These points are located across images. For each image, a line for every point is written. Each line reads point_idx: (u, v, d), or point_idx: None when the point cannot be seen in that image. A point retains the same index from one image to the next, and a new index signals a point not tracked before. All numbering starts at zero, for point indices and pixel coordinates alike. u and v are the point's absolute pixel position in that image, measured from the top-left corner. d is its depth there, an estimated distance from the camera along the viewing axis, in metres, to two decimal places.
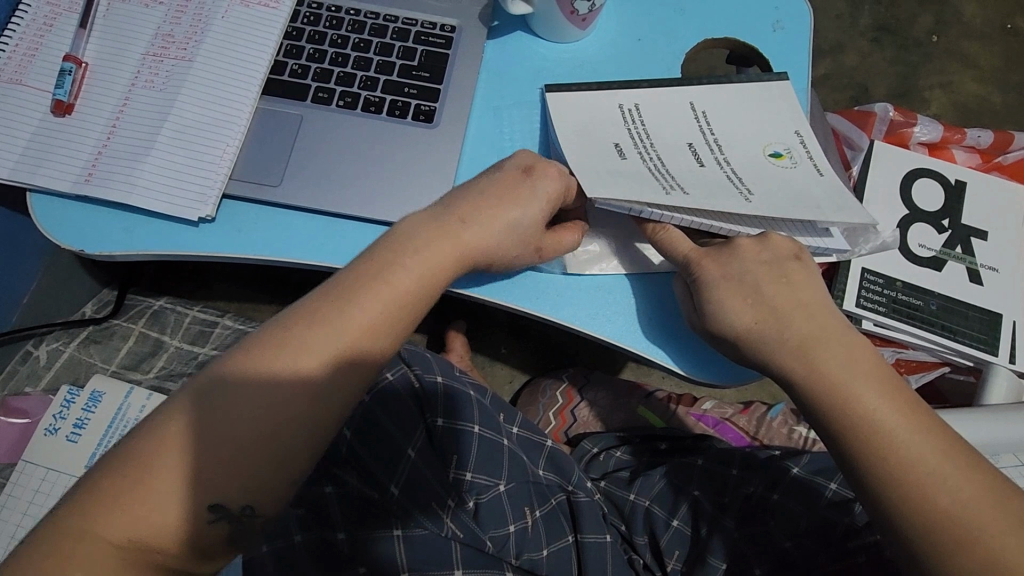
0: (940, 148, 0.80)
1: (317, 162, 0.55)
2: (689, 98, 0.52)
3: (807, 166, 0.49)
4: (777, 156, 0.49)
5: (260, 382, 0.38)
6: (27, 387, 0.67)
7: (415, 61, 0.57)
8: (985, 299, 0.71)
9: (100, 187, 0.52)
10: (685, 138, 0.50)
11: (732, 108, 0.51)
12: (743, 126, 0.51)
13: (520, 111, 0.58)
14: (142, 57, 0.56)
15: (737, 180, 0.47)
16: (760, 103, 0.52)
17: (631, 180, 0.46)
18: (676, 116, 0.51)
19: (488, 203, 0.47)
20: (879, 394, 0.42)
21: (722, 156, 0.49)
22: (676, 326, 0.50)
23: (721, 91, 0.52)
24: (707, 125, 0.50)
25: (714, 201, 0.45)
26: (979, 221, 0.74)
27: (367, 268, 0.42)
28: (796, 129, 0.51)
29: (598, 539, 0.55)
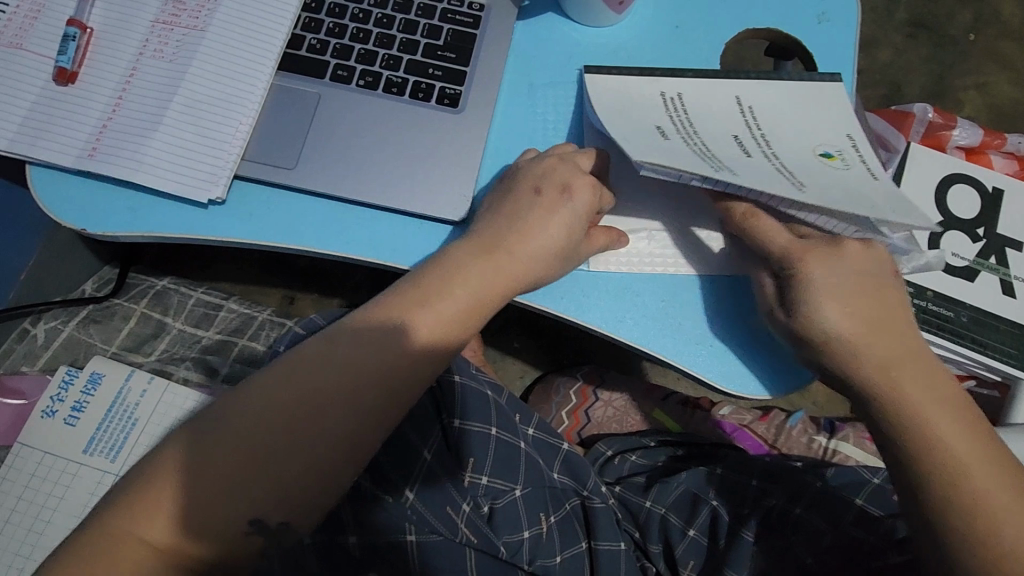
0: (977, 153, 0.77)
1: (338, 145, 0.52)
2: (736, 91, 0.49)
3: (860, 168, 0.45)
4: (828, 157, 0.46)
5: (289, 397, 0.39)
6: (24, 367, 0.65)
7: (440, 41, 0.54)
8: (1018, 312, 0.68)
9: (105, 163, 0.49)
10: (729, 130, 0.48)
11: (782, 103, 0.48)
12: (791, 124, 0.48)
13: (549, 98, 0.55)
14: (152, 25, 0.52)
15: (786, 171, 0.45)
16: (813, 99, 0.48)
17: (678, 157, 0.44)
18: (724, 108, 0.48)
19: (523, 230, 0.46)
20: (953, 426, 0.43)
21: (769, 150, 0.46)
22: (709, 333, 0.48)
23: (771, 85, 0.48)
24: (754, 120, 0.48)
25: (764, 184, 0.43)
26: (1016, 231, 0.71)
27: (402, 296, 0.43)
28: (849, 133, 0.47)
29: (611, 546, 0.53)
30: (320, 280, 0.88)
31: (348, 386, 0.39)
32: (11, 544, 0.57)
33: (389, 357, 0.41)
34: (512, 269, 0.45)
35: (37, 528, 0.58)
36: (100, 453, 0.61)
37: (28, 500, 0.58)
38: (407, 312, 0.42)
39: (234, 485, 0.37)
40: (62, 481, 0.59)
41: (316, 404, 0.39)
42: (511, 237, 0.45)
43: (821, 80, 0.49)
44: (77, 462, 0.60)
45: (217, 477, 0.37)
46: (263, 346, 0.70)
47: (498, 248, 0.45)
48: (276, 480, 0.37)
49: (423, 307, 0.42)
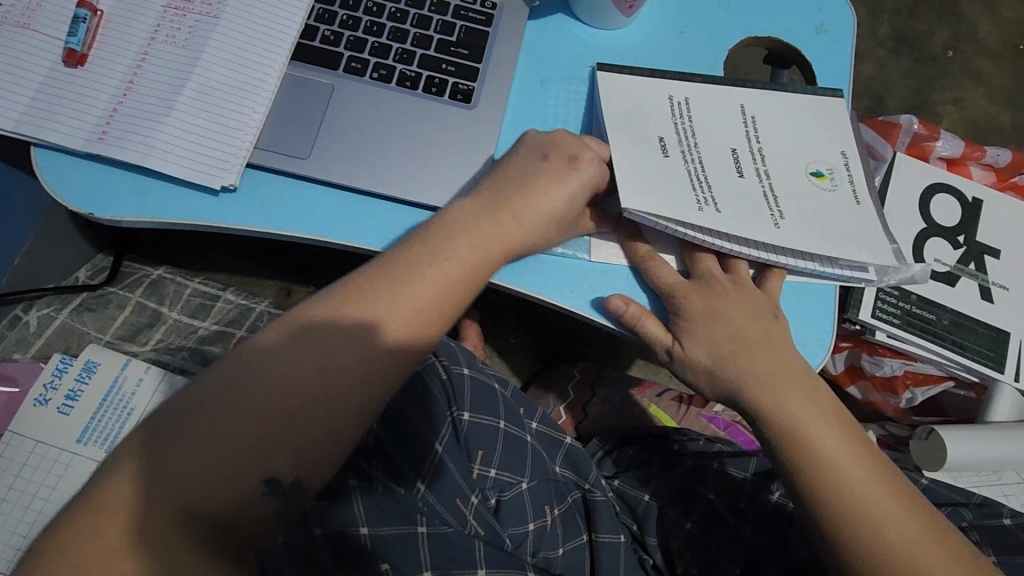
0: (958, 164, 0.80)
1: (347, 144, 0.52)
2: (740, 101, 0.51)
3: (846, 190, 0.49)
4: (819, 176, 0.49)
5: (286, 365, 0.39)
6: (15, 354, 0.63)
7: (453, 37, 0.55)
8: (994, 316, 0.72)
9: (114, 147, 0.48)
10: (730, 142, 0.49)
11: (783, 113, 0.51)
12: (789, 135, 0.50)
13: (558, 95, 0.56)
14: (164, 10, 0.52)
15: (772, 199, 0.47)
16: (815, 113, 0.51)
17: (670, 189, 0.46)
18: (729, 115, 0.50)
19: (521, 198, 0.46)
20: (828, 429, 0.45)
21: (764, 168, 0.48)
22: (717, 329, 0.48)
23: (773, 96, 0.51)
24: (755, 131, 0.50)
25: (744, 224, 0.46)
26: (994, 240, 0.75)
27: (411, 254, 0.43)
28: (843, 150, 0.50)
29: (612, 540, 0.55)
30: (317, 273, 0.87)
31: (347, 348, 0.40)
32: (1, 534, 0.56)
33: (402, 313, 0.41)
34: (517, 230, 0.46)
35: (27, 519, 0.56)
36: (94, 442, 0.59)
37: (20, 489, 0.57)
38: (414, 268, 0.43)
39: (245, 450, 0.37)
40: (55, 471, 0.58)
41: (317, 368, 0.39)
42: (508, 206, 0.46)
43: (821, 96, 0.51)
44: (70, 452, 0.59)
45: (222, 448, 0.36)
46: None
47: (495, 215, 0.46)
48: (281, 445, 0.37)
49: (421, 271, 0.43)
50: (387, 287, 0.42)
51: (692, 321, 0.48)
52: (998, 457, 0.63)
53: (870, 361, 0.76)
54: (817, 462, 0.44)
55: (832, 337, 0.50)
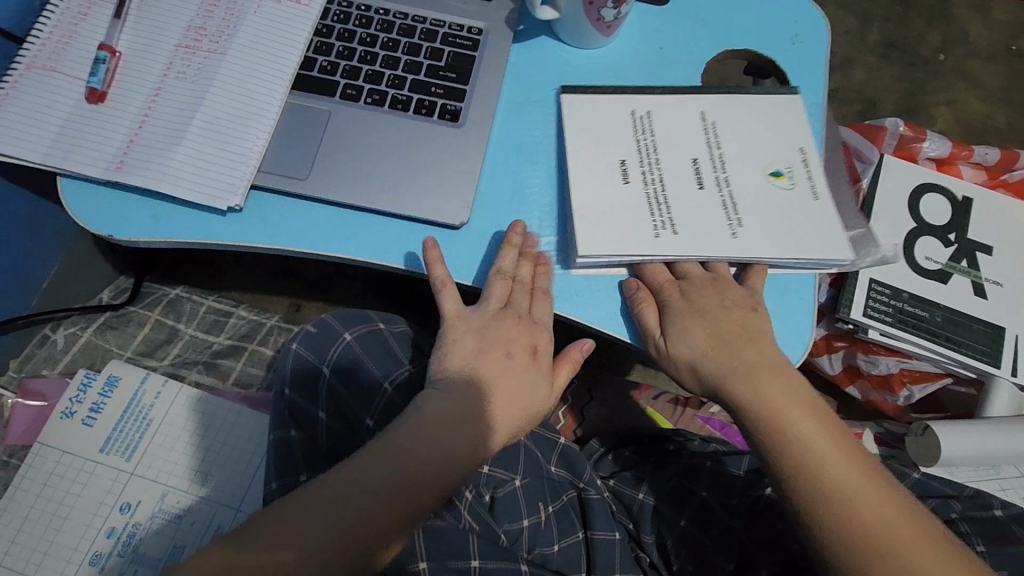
0: (947, 164, 0.81)
1: (343, 163, 0.56)
2: (699, 108, 0.56)
3: (805, 187, 0.53)
4: (778, 175, 0.53)
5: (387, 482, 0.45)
6: (44, 371, 0.68)
7: (441, 62, 0.59)
8: (989, 312, 0.72)
9: (130, 175, 0.53)
10: (692, 152, 0.54)
11: (742, 118, 0.55)
12: (749, 138, 0.55)
13: (541, 111, 0.60)
14: (175, 49, 0.57)
15: (730, 207, 0.52)
16: (767, 113, 0.56)
17: (633, 213, 0.52)
18: (690, 126, 0.56)
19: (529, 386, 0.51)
20: (807, 419, 0.48)
21: (723, 176, 0.53)
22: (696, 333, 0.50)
23: (732, 104, 0.56)
24: (715, 138, 0.55)
25: (703, 240, 0.51)
26: (986, 237, 0.75)
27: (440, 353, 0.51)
28: (801, 147, 0.55)
29: (607, 536, 0.56)
30: (325, 289, 0.91)
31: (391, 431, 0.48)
32: (29, 540, 0.59)
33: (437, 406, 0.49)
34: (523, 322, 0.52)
35: (54, 525, 0.60)
36: (116, 452, 0.63)
37: (47, 497, 0.61)
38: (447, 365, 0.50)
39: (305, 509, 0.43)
40: (80, 479, 0.62)
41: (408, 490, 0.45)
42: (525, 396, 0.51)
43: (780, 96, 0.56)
44: (93, 461, 0.63)
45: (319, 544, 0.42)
46: (272, 351, 0.74)
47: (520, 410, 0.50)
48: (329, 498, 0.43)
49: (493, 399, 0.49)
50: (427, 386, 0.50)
51: (682, 319, 0.50)
52: (993, 453, 0.63)
53: (865, 359, 0.77)
54: (795, 451, 0.47)
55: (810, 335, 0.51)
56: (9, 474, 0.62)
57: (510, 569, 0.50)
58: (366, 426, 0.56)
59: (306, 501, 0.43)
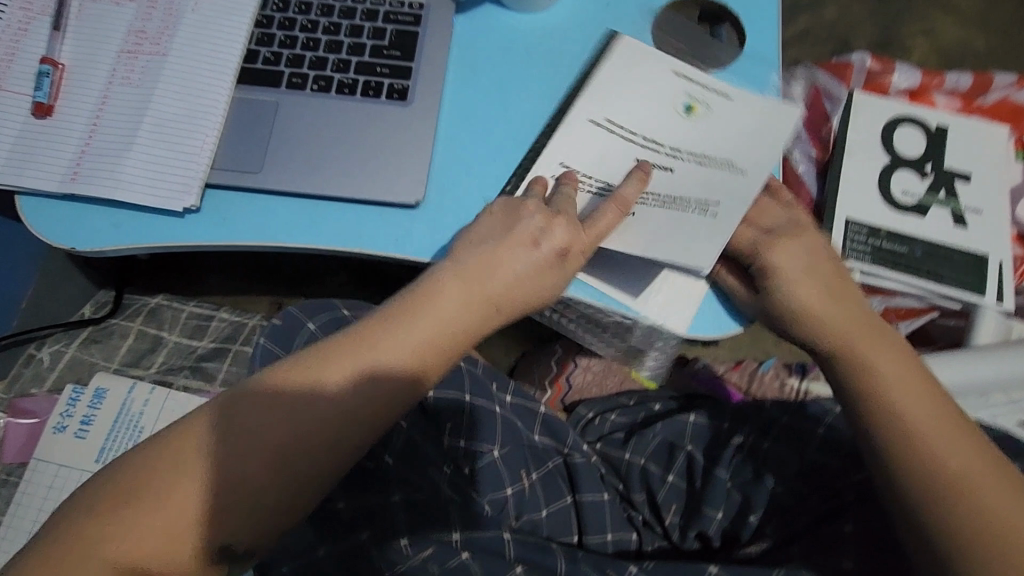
0: (920, 94, 0.79)
1: (294, 153, 0.55)
2: (589, 116, 0.54)
3: (715, 97, 0.54)
4: (691, 109, 0.54)
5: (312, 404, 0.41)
6: (32, 390, 0.68)
7: (385, 41, 0.58)
8: (969, 241, 0.71)
9: (85, 186, 0.53)
10: (630, 155, 0.54)
11: (632, 99, 0.55)
12: (651, 114, 0.54)
13: (492, 80, 0.59)
14: (118, 55, 0.56)
15: (708, 160, 0.53)
16: (601, 92, 0.55)
17: (663, 233, 0.50)
18: (601, 141, 0.54)
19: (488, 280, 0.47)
20: (850, 323, 0.50)
21: (668, 147, 0.53)
22: (809, 288, 0.50)
23: (604, 90, 0.55)
24: (627, 128, 0.54)
25: (725, 195, 0.51)
26: (963, 164, 0.73)
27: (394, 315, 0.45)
28: (674, 70, 0.55)
29: (595, 497, 0.57)
30: (307, 285, 0.91)
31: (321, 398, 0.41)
32: None
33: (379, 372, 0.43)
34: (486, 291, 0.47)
35: None
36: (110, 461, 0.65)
37: (48, 511, 0.62)
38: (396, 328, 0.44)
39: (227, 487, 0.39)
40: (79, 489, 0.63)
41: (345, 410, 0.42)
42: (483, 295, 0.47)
43: (614, 54, 0.55)
44: (90, 471, 0.64)
45: (236, 509, 0.39)
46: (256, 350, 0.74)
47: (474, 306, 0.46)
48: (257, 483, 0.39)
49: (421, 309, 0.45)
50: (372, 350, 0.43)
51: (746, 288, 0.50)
52: (977, 380, 0.63)
53: None
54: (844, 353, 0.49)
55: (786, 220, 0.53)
56: (10, 491, 0.64)
57: (494, 536, 0.51)
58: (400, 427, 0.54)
59: (225, 468, 0.39)
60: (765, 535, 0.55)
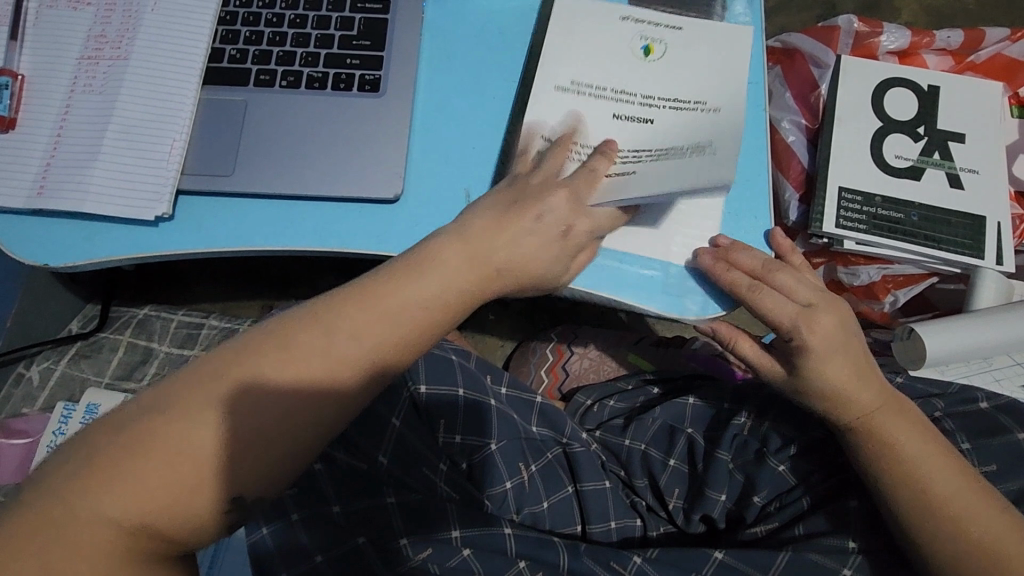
0: (909, 55, 0.77)
1: (267, 152, 0.54)
2: (555, 83, 0.50)
3: (665, 31, 0.51)
4: (648, 52, 0.51)
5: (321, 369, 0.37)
6: (24, 409, 0.68)
7: (354, 30, 0.56)
8: (966, 203, 0.69)
9: (54, 200, 0.51)
10: (608, 112, 0.50)
11: (593, 58, 0.51)
12: (615, 69, 0.50)
13: (466, 66, 0.57)
14: (78, 62, 0.55)
15: (678, 95, 0.50)
16: (560, 51, 0.51)
17: (673, 166, 0.46)
18: (579, 109, 0.50)
19: (492, 243, 0.44)
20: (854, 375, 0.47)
21: (645, 96, 0.50)
22: (834, 364, 0.47)
23: (564, 53, 0.51)
24: (596, 87, 0.50)
25: (708, 95, 0.49)
26: (957, 124, 0.71)
27: (399, 272, 0.41)
28: (619, 14, 0.52)
29: (596, 486, 0.56)
30: (296, 288, 0.90)
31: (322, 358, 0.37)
32: None
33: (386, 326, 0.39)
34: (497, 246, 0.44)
35: None
36: None
37: None
38: (404, 283, 0.40)
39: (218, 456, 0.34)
40: None
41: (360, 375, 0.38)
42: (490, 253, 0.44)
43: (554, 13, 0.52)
44: None
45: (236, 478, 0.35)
46: None
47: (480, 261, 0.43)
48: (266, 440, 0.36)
49: (425, 267, 0.41)
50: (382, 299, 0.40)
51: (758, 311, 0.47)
52: (979, 344, 0.62)
53: (846, 272, 0.75)
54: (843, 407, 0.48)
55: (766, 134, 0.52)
56: None
57: (495, 532, 0.50)
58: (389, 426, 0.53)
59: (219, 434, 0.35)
60: (770, 515, 0.54)
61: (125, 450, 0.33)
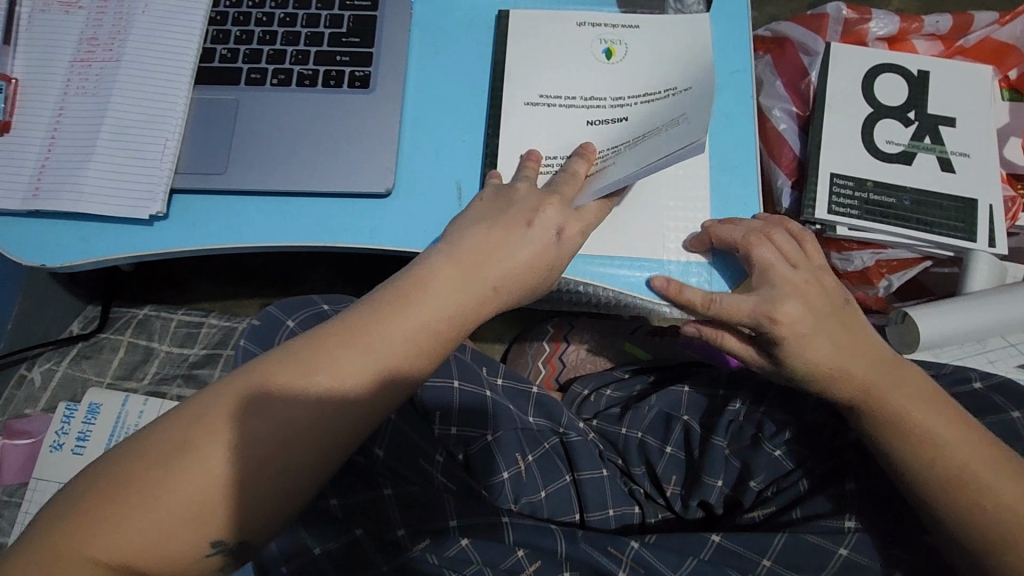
0: (899, 41, 0.77)
1: (259, 149, 0.54)
2: (524, 99, 0.54)
3: (623, 33, 0.55)
4: (609, 54, 0.54)
5: (316, 401, 0.37)
6: (27, 410, 0.69)
7: (343, 28, 0.56)
8: (958, 186, 0.69)
9: (49, 201, 0.52)
10: (580, 119, 0.53)
11: (559, 70, 0.55)
12: (580, 75, 0.54)
13: (455, 60, 0.57)
14: (71, 65, 0.55)
15: (650, 93, 0.51)
16: (527, 64, 0.55)
17: (647, 147, 0.44)
18: (553, 121, 0.53)
19: (484, 260, 0.44)
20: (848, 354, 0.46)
21: (612, 98, 0.53)
22: (824, 343, 0.46)
23: (531, 67, 0.55)
24: (564, 97, 0.54)
25: (675, 81, 0.50)
26: (948, 108, 0.72)
27: (388, 300, 0.41)
28: (579, 23, 0.56)
29: (593, 474, 0.57)
30: (294, 286, 0.91)
31: (318, 391, 0.38)
32: None
33: (378, 354, 0.39)
34: (488, 269, 0.44)
35: None
36: None
37: None
38: (394, 311, 0.40)
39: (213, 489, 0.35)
40: None
41: (354, 404, 0.38)
42: (482, 271, 0.43)
43: (514, 30, 0.56)
44: None
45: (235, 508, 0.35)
46: None
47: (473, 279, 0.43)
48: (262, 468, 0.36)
49: (414, 296, 0.41)
50: (373, 329, 0.40)
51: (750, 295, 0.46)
52: (973, 326, 0.62)
53: (839, 258, 0.75)
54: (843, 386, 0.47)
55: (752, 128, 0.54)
56: (12, 512, 0.64)
57: (493, 521, 0.51)
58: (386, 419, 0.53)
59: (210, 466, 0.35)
60: (767, 499, 0.54)
61: (127, 484, 0.34)
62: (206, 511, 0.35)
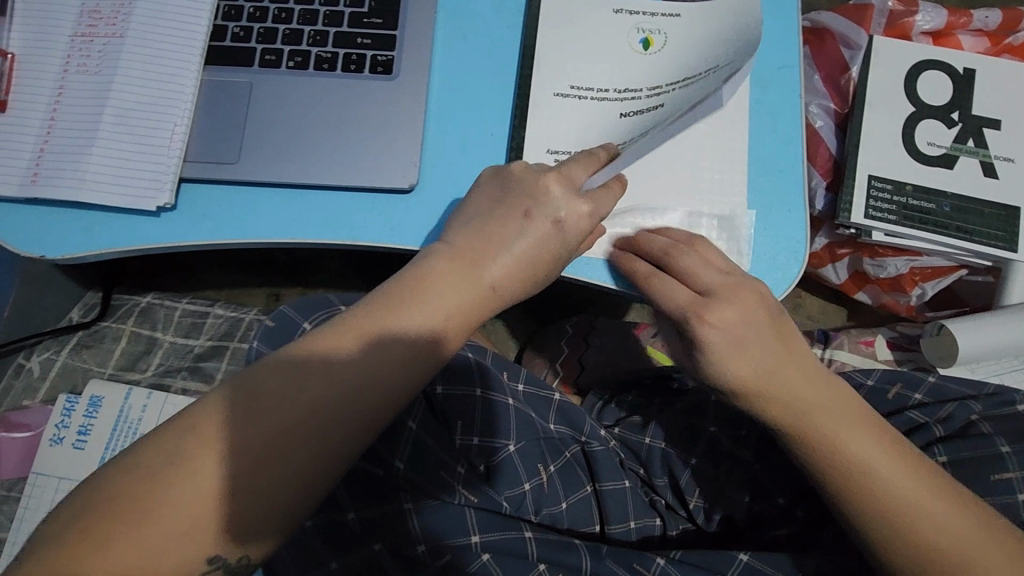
0: (944, 36, 0.74)
1: (274, 136, 0.51)
2: (554, 90, 0.51)
3: (661, 20, 0.51)
4: (646, 44, 0.51)
5: (315, 376, 0.37)
6: (25, 401, 0.66)
7: (365, 7, 0.52)
8: (1001, 193, 0.66)
9: (47, 188, 0.48)
10: (613, 112, 0.50)
11: (590, 58, 0.51)
12: (615, 68, 0.51)
13: (483, 47, 0.54)
14: (71, 39, 0.51)
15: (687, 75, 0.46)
16: (558, 50, 0.52)
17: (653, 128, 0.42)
18: (581, 114, 0.51)
19: (483, 257, 0.42)
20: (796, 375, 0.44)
21: (645, 91, 0.50)
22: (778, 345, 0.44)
23: (560, 54, 0.52)
24: (595, 88, 0.51)
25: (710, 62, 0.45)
26: (996, 109, 0.68)
27: (385, 298, 0.40)
28: (614, 9, 0.53)
29: (616, 486, 0.55)
30: (302, 275, 0.88)
31: (307, 388, 0.36)
32: None
33: (372, 352, 0.38)
34: (486, 268, 0.42)
35: None
36: None
37: None
38: (392, 308, 0.39)
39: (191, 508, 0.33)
40: None
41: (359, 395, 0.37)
42: (484, 265, 0.42)
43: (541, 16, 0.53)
44: None
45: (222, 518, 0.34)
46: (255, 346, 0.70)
47: (474, 274, 0.41)
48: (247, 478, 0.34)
49: (410, 293, 0.40)
50: (372, 326, 0.39)
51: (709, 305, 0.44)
52: (1012, 343, 0.60)
53: (872, 264, 0.74)
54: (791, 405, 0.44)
55: (799, 128, 0.50)
56: (12, 506, 0.62)
57: (515, 537, 0.49)
58: (408, 429, 0.52)
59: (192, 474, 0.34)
60: (794, 518, 0.53)
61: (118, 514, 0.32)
62: (197, 525, 0.33)
